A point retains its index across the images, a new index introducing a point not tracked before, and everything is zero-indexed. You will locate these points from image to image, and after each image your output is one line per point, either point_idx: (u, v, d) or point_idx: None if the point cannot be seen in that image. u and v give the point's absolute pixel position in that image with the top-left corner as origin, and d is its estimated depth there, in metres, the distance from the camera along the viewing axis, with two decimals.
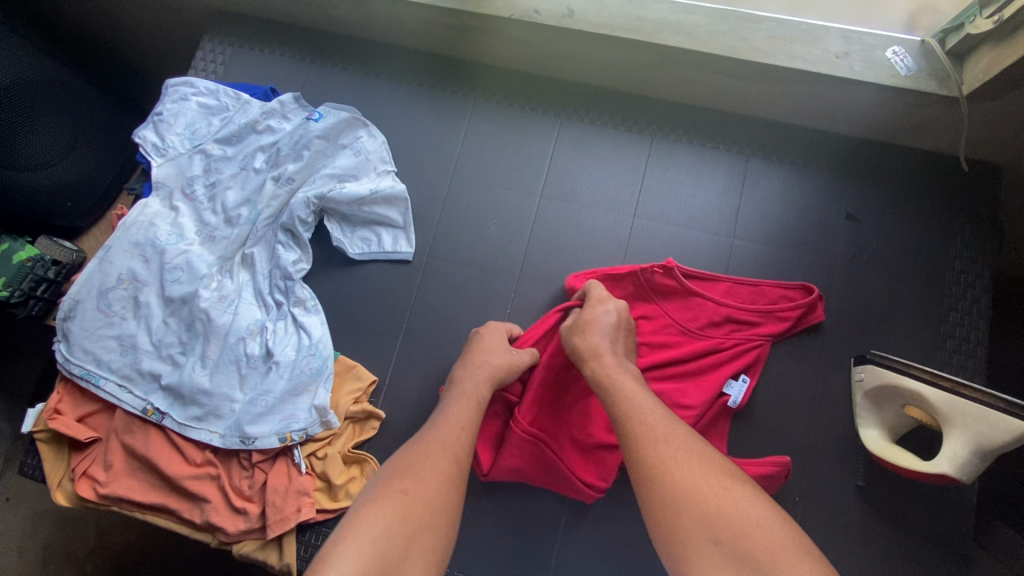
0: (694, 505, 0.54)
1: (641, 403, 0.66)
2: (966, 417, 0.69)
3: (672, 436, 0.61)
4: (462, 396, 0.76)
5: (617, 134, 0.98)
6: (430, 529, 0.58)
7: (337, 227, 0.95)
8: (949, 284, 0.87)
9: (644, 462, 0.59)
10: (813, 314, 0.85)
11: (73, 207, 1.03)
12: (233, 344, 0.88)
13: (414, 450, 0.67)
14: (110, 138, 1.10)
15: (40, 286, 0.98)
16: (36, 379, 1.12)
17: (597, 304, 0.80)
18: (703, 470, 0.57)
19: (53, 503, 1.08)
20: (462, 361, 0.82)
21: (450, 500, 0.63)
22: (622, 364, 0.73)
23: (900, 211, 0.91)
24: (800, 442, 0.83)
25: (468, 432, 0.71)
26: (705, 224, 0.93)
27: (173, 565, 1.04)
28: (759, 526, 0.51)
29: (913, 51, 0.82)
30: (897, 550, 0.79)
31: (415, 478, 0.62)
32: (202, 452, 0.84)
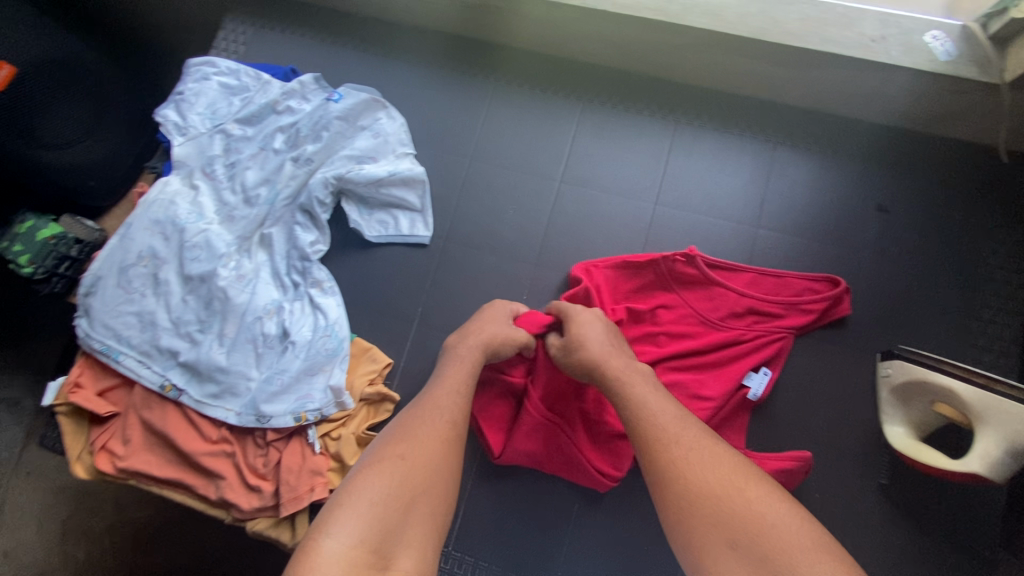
0: (707, 508, 0.52)
1: (656, 404, 0.64)
2: (1000, 414, 0.67)
3: (683, 435, 0.59)
4: (458, 362, 0.75)
5: (640, 119, 0.96)
6: (430, 493, 0.59)
7: (355, 209, 0.95)
8: (983, 280, 0.84)
9: (657, 465, 0.58)
10: (838, 307, 0.83)
11: (95, 185, 1.04)
12: (250, 323, 0.88)
13: (412, 414, 0.67)
14: (134, 118, 1.11)
15: (62, 264, 0.99)
16: (56, 356, 1.14)
17: (581, 317, 0.76)
18: (715, 467, 0.55)
19: (73, 477, 1.10)
20: (461, 332, 0.80)
21: (449, 463, 0.63)
22: (633, 367, 0.70)
23: (932, 203, 0.88)
24: (821, 438, 0.81)
25: (465, 394, 0.71)
26: (729, 212, 0.91)
27: (189, 541, 1.06)
28: (773, 525, 0.49)
29: (953, 35, 0.79)
30: (919, 551, 0.77)
31: (414, 443, 0.62)
32: (217, 429, 0.85)
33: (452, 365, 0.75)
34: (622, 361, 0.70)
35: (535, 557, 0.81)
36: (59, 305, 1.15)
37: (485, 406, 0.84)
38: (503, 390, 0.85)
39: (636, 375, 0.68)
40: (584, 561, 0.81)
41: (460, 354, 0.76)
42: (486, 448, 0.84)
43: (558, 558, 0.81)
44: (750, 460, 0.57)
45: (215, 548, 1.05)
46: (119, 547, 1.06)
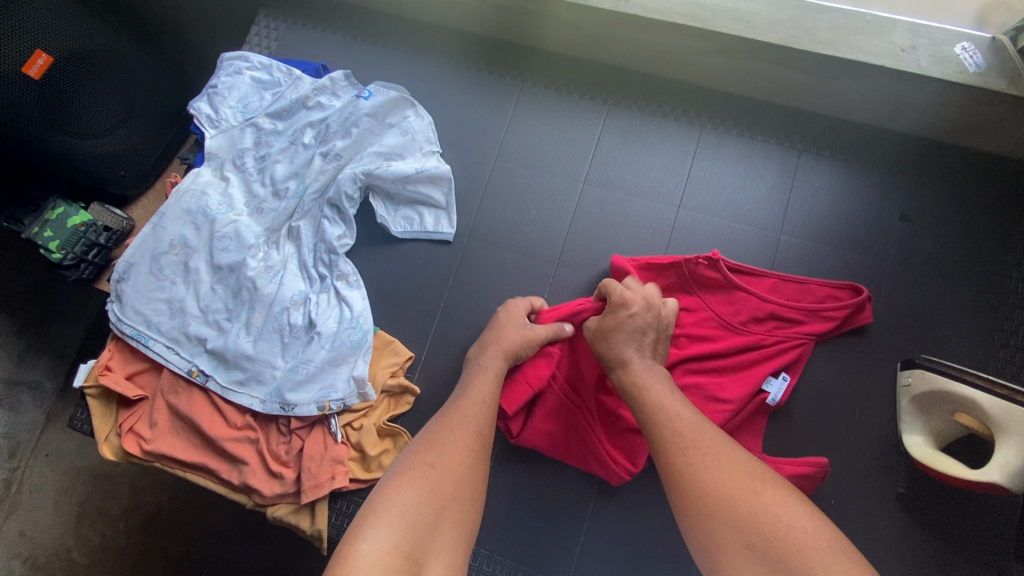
0: (725, 510, 0.53)
1: (675, 406, 0.65)
2: (1022, 425, 0.68)
3: (703, 438, 0.60)
4: (487, 372, 0.77)
5: (665, 123, 0.97)
6: (458, 502, 0.60)
7: (381, 204, 0.96)
8: (1006, 293, 0.84)
9: (675, 467, 0.59)
10: (860, 316, 0.83)
11: (127, 175, 1.07)
12: (278, 312, 0.90)
13: (439, 424, 0.69)
14: (165, 110, 1.13)
15: (91, 251, 1.01)
16: (80, 342, 1.17)
17: (618, 309, 0.77)
18: (732, 472, 0.56)
19: (93, 460, 1.13)
20: (491, 342, 0.80)
21: (476, 471, 0.64)
22: (653, 367, 0.71)
23: (956, 215, 0.88)
24: (837, 446, 0.82)
25: (490, 404, 0.73)
26: (751, 218, 0.91)
27: (203, 525, 1.08)
28: (791, 528, 0.50)
29: (983, 47, 0.79)
30: (935, 560, 0.77)
31: (443, 453, 0.64)
32: (242, 416, 0.87)
33: (477, 376, 0.76)
34: (643, 359, 0.72)
35: (549, 552, 0.82)
36: (85, 291, 1.18)
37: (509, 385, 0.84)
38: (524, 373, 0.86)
39: (661, 379, 0.70)
40: (598, 558, 0.82)
41: (483, 364, 0.77)
42: (504, 429, 0.85)
43: (572, 554, 0.82)
44: (766, 465, 0.58)
45: (230, 534, 1.07)
46: (136, 528, 1.09)
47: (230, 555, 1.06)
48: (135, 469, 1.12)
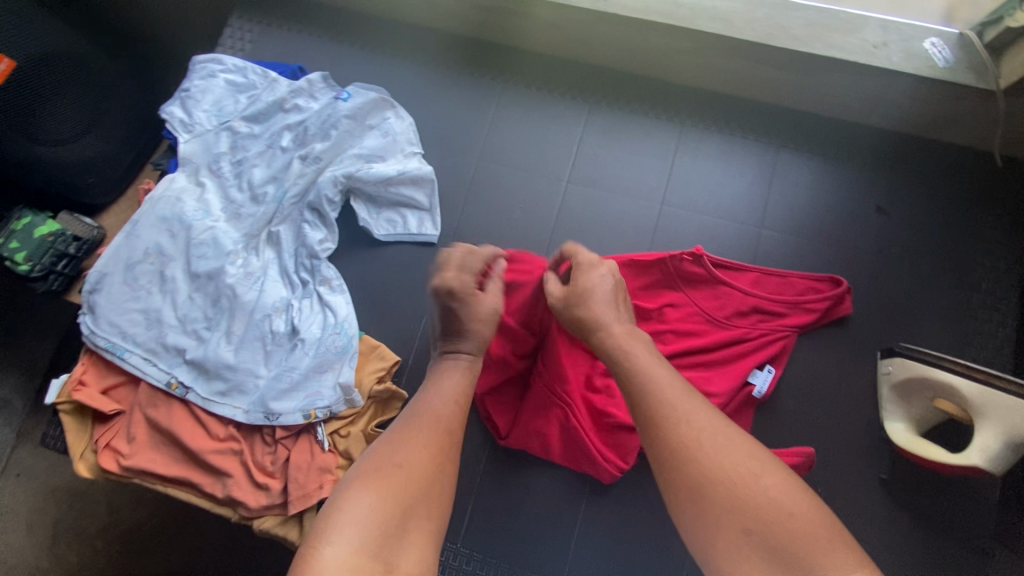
0: (724, 495, 0.53)
1: (661, 377, 0.62)
2: (999, 409, 0.69)
3: (696, 412, 0.59)
4: (461, 363, 0.74)
5: (646, 120, 0.98)
6: (427, 498, 0.59)
7: (363, 207, 0.95)
8: (978, 281, 0.86)
9: (668, 442, 0.57)
10: (840, 307, 0.85)
11: (94, 182, 1.04)
12: (259, 320, 0.88)
13: (409, 416, 0.66)
14: (135, 115, 1.11)
15: (61, 261, 0.98)
16: (50, 354, 1.12)
17: (588, 270, 0.76)
18: (730, 452, 0.55)
19: (66, 479, 1.09)
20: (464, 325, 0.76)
21: (445, 465, 0.62)
22: (633, 333, 0.69)
23: (929, 206, 0.90)
24: (823, 436, 0.83)
25: (464, 394, 0.70)
26: (733, 213, 0.93)
27: (187, 542, 1.05)
28: (792, 515, 0.51)
29: (951, 42, 0.81)
30: (920, 544, 0.78)
31: (410, 448, 0.61)
32: (225, 427, 0.85)
33: (450, 365, 0.73)
34: (620, 326, 0.70)
35: (543, 553, 0.82)
36: (55, 303, 1.14)
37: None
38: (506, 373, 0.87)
39: (638, 342, 0.68)
40: (592, 555, 0.82)
41: (456, 357, 0.75)
42: (492, 429, 0.87)
43: (566, 554, 0.82)
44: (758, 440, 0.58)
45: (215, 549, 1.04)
46: (117, 548, 1.05)
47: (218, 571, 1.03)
48: (112, 487, 1.08)
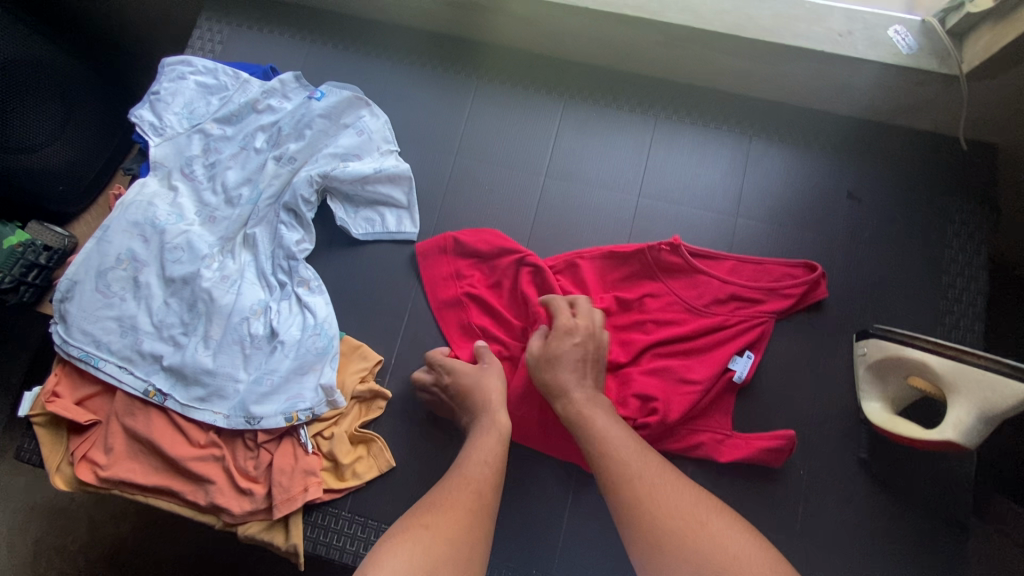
0: (674, 542, 0.56)
1: (617, 438, 0.69)
2: (971, 383, 0.66)
3: (646, 469, 0.65)
4: (491, 428, 0.76)
5: (621, 113, 0.98)
6: (454, 562, 0.57)
7: (340, 207, 0.94)
8: (947, 263, 0.88)
9: (623, 499, 0.63)
10: (816, 292, 0.87)
11: (66, 190, 1.02)
12: (236, 324, 0.86)
13: (439, 488, 0.67)
14: (105, 119, 1.10)
15: (31, 272, 0.95)
16: (22, 373, 1.11)
17: (563, 335, 0.79)
18: (680, 504, 0.60)
19: (42, 498, 1.07)
20: (485, 395, 0.80)
21: (473, 532, 0.62)
22: (596, 399, 0.75)
23: (899, 190, 0.92)
24: (804, 419, 0.84)
25: (495, 463, 0.71)
26: (709, 203, 0.94)
27: (168, 556, 1.04)
28: (738, 558, 0.54)
29: (915, 30, 0.83)
30: (899, 523, 0.80)
31: (439, 513, 0.62)
32: (205, 433, 0.84)
33: (478, 435, 0.75)
34: (581, 391, 0.76)
35: (532, 548, 0.82)
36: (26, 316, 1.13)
37: (446, 316, 0.91)
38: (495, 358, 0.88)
39: (597, 407, 0.74)
40: (581, 547, 0.82)
41: (485, 424, 0.76)
42: None
43: (555, 548, 0.82)
44: (711, 494, 0.63)
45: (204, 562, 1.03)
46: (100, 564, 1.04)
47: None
48: (92, 503, 1.07)
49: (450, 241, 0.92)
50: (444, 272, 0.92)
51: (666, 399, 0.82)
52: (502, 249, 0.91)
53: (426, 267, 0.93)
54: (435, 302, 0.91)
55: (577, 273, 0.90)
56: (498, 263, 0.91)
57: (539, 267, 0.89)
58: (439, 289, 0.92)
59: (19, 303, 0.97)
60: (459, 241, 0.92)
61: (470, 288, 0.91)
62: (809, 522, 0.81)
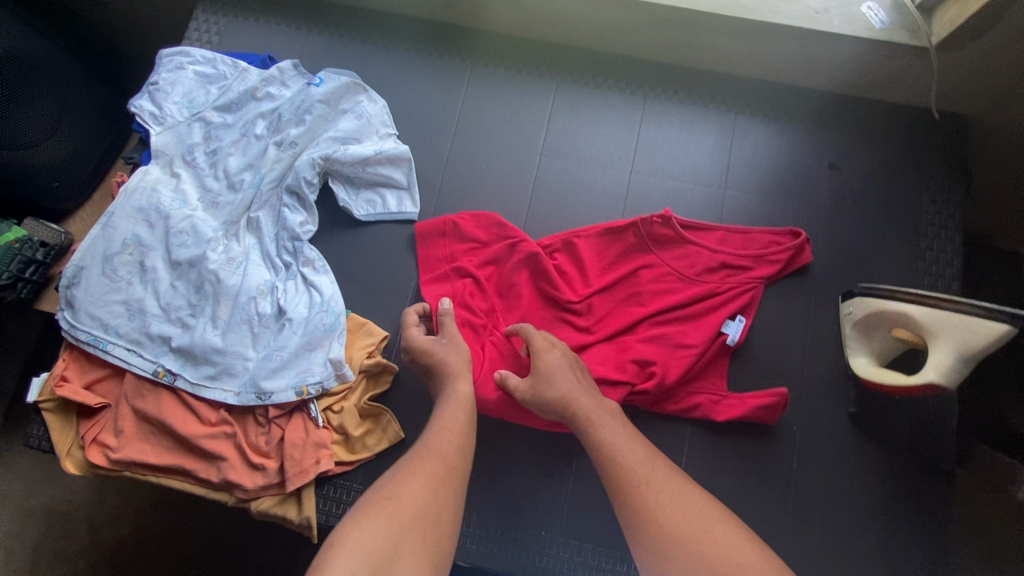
0: (681, 549, 0.60)
1: (623, 444, 0.72)
2: (950, 328, 0.69)
3: (653, 476, 0.68)
4: (450, 400, 0.78)
5: (610, 93, 1.02)
6: (420, 523, 0.62)
7: (342, 188, 0.97)
8: (925, 226, 0.93)
9: (632, 506, 0.65)
10: (801, 257, 0.91)
11: (61, 185, 1.04)
12: (244, 303, 0.88)
13: (404, 459, 0.70)
14: (101, 111, 1.12)
15: (28, 268, 0.97)
16: (18, 376, 1.15)
17: (544, 352, 0.82)
18: (686, 512, 0.63)
19: (41, 503, 1.11)
20: (444, 370, 0.81)
21: (437, 493, 0.66)
22: (601, 404, 0.78)
23: (877, 159, 0.97)
24: (794, 378, 0.88)
25: (457, 430, 0.74)
26: (698, 176, 0.98)
27: (173, 549, 1.08)
28: (740, 564, 0.57)
29: (886, 5, 0.88)
30: (887, 474, 0.84)
31: (403, 481, 0.66)
32: (216, 411, 0.86)
33: (443, 407, 0.78)
34: (589, 398, 0.78)
35: (539, 512, 0.85)
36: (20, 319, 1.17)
37: (433, 294, 0.92)
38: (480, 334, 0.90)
39: (604, 414, 0.76)
40: (587, 507, 0.85)
41: (448, 395, 0.79)
42: None
43: (561, 510, 0.85)
44: (716, 500, 0.66)
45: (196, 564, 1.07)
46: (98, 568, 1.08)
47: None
48: (91, 504, 1.11)
49: (450, 224, 0.95)
50: (440, 253, 0.95)
51: (664, 363, 0.86)
52: (498, 233, 0.94)
53: (423, 247, 0.95)
54: (426, 282, 0.94)
55: (575, 252, 0.93)
56: (493, 245, 0.94)
57: (531, 248, 0.92)
58: (433, 270, 0.94)
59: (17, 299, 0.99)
60: (458, 225, 0.95)
61: (464, 270, 0.93)
62: (801, 477, 0.85)
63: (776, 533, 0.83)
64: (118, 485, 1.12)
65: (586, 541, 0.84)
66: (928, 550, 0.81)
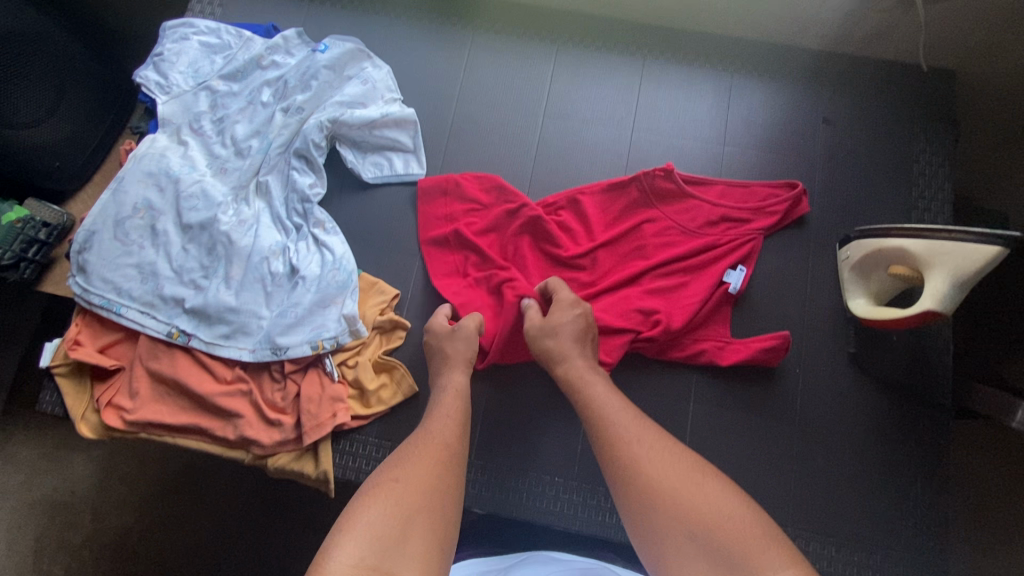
0: (670, 503, 0.58)
1: (611, 403, 0.70)
2: (944, 256, 0.72)
3: (643, 433, 0.65)
4: (449, 390, 0.77)
5: (610, 55, 1.05)
6: (428, 510, 0.59)
7: (350, 152, 0.98)
8: (916, 176, 0.97)
9: (620, 460, 0.63)
10: (798, 208, 0.94)
11: (62, 166, 1.04)
12: (257, 263, 0.89)
13: (405, 446, 0.68)
14: (101, 97, 1.11)
15: (31, 248, 0.97)
16: (15, 367, 1.15)
17: (567, 307, 0.83)
18: (674, 466, 0.61)
19: (41, 495, 1.11)
20: (448, 362, 0.81)
21: (444, 481, 0.63)
22: (593, 368, 0.77)
23: (868, 113, 1.00)
24: (796, 323, 0.91)
25: (458, 419, 0.72)
26: (698, 133, 1.00)
27: (183, 529, 1.09)
28: (731, 517, 0.55)
29: None
30: (887, 411, 0.87)
31: (409, 467, 0.63)
32: (231, 369, 0.87)
33: (440, 397, 0.76)
34: (583, 359, 0.78)
35: (552, 459, 0.87)
36: (17, 306, 1.16)
37: (434, 255, 0.95)
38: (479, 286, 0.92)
39: (594, 374, 0.76)
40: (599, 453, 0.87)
41: (445, 386, 0.78)
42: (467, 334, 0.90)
43: (573, 456, 0.87)
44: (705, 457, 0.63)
45: (206, 548, 1.08)
46: (104, 557, 1.08)
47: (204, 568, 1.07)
48: (94, 495, 1.11)
49: (452, 183, 0.97)
50: (442, 212, 0.97)
51: (668, 311, 0.88)
52: (498, 191, 0.96)
53: (425, 206, 0.97)
54: (428, 241, 0.96)
55: (579, 208, 0.95)
56: (493, 204, 0.96)
57: (529, 203, 0.94)
58: (434, 229, 0.96)
59: (19, 280, 0.99)
60: (459, 185, 0.97)
61: (462, 228, 0.94)
62: (807, 418, 0.87)
63: (782, 474, 0.85)
64: (123, 475, 1.12)
65: (599, 485, 0.86)
66: (927, 481, 0.85)
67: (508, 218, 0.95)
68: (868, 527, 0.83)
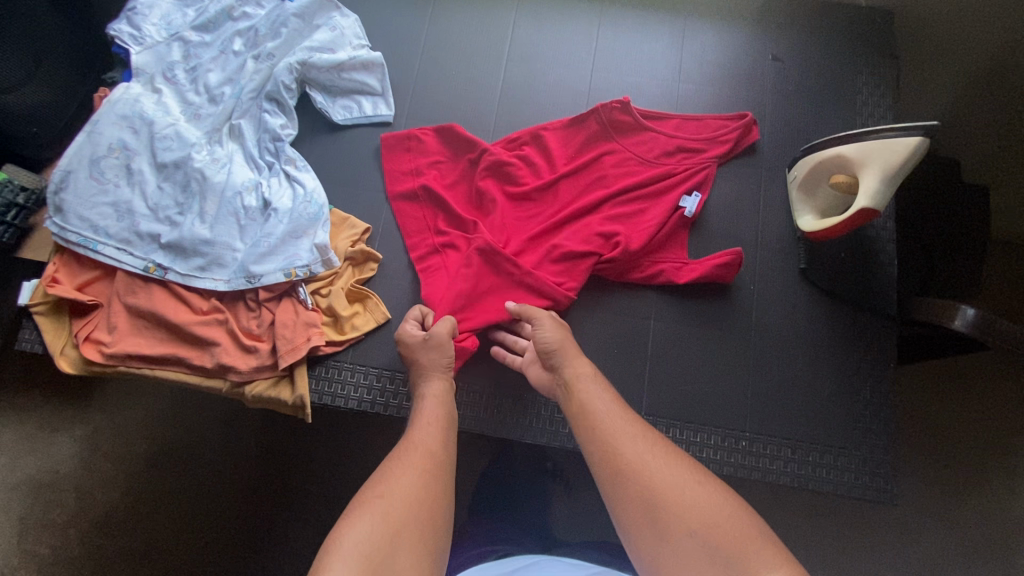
0: (671, 501, 0.57)
1: (610, 402, 0.70)
2: (874, 153, 0.79)
3: (642, 432, 0.66)
4: (429, 397, 0.76)
5: (568, 3, 1.10)
6: (416, 523, 0.58)
7: (319, 94, 1.03)
8: (859, 107, 1.02)
9: (623, 456, 0.63)
10: (748, 136, 0.99)
11: (39, 132, 1.04)
12: (230, 198, 0.92)
13: (392, 456, 0.66)
14: (77, 58, 1.11)
15: (11, 211, 0.97)
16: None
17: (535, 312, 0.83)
18: (673, 466, 0.61)
19: (25, 475, 1.12)
20: (420, 372, 0.80)
21: (431, 489, 0.62)
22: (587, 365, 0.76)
23: (814, 51, 1.05)
24: (749, 244, 0.96)
25: (440, 428, 0.71)
26: (654, 72, 1.05)
27: (171, 485, 1.11)
28: (728, 517, 0.55)
29: None
30: (837, 324, 0.92)
31: (393, 480, 0.61)
32: (207, 300, 0.90)
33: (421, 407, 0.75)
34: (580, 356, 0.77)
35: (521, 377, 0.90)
36: None
37: (404, 209, 0.98)
38: (442, 242, 0.94)
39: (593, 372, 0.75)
40: None
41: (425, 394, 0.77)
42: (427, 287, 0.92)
43: None
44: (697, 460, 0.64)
45: (197, 511, 1.10)
46: (90, 531, 1.09)
47: (194, 527, 1.09)
48: (80, 474, 1.12)
49: (414, 139, 1.00)
50: (405, 167, 1.00)
51: (628, 234, 0.92)
52: (458, 148, 1.00)
53: (389, 162, 1.00)
54: (395, 195, 0.98)
55: (542, 144, 0.99)
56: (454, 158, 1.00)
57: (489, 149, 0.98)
58: (400, 184, 0.99)
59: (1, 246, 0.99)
60: (422, 139, 1.00)
61: (428, 180, 0.97)
62: (763, 334, 0.92)
63: (742, 391, 0.89)
64: (109, 450, 1.13)
65: None
66: (878, 390, 0.89)
67: (471, 168, 0.99)
68: (824, 432, 0.87)
